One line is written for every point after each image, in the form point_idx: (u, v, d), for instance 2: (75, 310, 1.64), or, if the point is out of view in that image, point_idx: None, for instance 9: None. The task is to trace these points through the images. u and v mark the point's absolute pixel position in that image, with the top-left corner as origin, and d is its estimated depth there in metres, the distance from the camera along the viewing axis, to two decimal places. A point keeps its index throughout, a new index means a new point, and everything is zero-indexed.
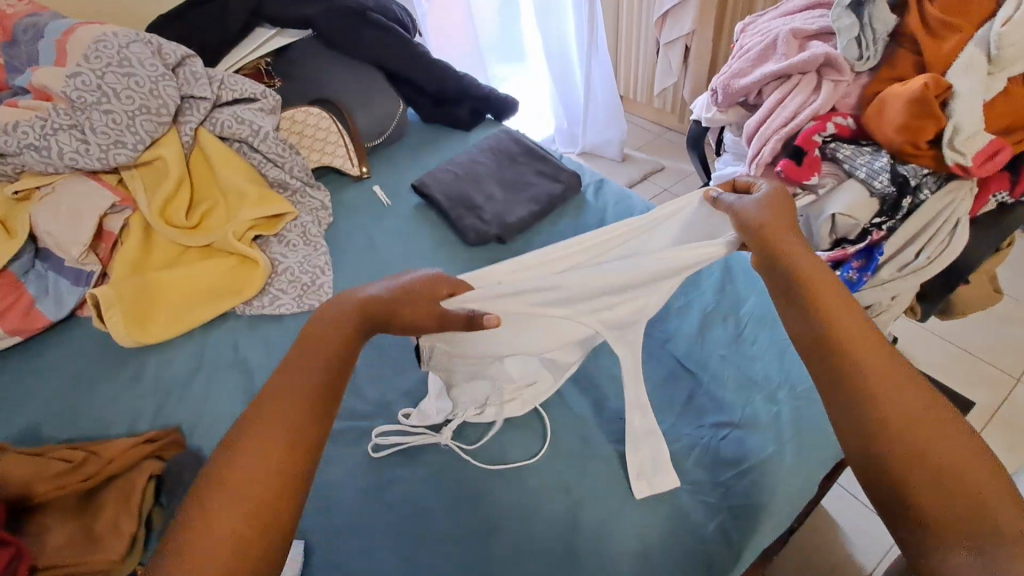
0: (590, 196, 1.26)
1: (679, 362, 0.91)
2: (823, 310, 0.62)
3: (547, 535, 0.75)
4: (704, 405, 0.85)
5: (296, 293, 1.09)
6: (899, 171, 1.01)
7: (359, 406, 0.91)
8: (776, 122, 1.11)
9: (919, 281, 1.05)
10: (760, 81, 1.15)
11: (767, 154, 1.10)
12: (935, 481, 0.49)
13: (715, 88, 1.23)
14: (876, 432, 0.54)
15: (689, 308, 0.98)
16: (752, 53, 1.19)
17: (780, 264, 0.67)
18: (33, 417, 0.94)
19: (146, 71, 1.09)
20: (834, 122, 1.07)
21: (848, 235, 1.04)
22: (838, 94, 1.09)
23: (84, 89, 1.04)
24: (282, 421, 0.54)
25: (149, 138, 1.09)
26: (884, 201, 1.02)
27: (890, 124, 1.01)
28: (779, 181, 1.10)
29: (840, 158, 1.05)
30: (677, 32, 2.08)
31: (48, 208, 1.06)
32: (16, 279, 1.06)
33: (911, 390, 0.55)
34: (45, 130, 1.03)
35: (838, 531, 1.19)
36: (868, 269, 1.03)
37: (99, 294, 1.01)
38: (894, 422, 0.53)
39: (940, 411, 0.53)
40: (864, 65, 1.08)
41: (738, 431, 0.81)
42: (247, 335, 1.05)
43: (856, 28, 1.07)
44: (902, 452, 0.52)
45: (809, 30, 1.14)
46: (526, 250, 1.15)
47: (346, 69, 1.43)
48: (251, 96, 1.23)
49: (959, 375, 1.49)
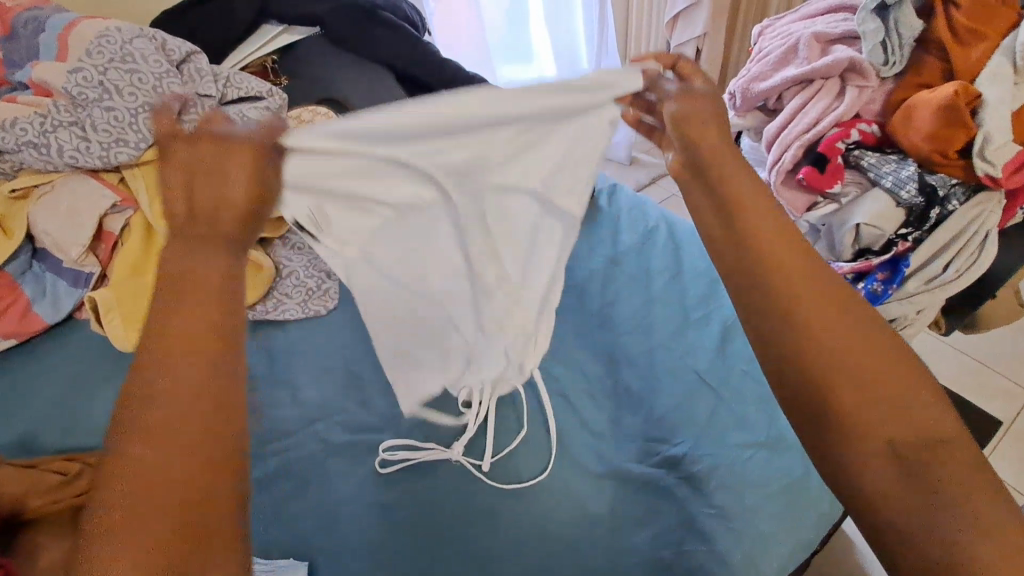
0: (604, 201, 1.22)
1: (700, 377, 0.87)
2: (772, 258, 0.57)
3: (563, 559, 0.72)
4: (726, 422, 0.81)
5: (301, 298, 1.05)
6: (927, 181, 0.98)
7: (366, 418, 0.88)
8: (797, 128, 1.07)
9: (944, 296, 1.03)
10: (780, 85, 1.11)
11: (788, 160, 1.07)
12: (884, 424, 0.48)
13: (732, 92, 1.20)
14: (826, 401, 0.50)
15: (708, 320, 0.95)
16: (772, 56, 1.15)
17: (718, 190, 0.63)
18: (27, 424, 0.90)
19: (149, 67, 1.06)
20: (858, 128, 1.04)
21: (873, 246, 1.01)
22: (862, 100, 1.06)
23: (85, 85, 1.01)
24: (172, 391, 0.46)
25: (151, 136, 1.05)
26: (911, 211, 0.99)
27: (918, 132, 0.97)
28: (801, 189, 1.07)
29: (865, 166, 1.01)
30: (688, 35, 2.05)
31: (47, 207, 1.03)
32: (12, 281, 1.03)
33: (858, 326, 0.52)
34: (44, 126, 1.00)
35: (854, 548, 1.16)
36: (893, 282, 1.00)
37: (97, 296, 0.98)
38: (841, 359, 0.51)
39: (885, 346, 0.51)
40: (889, 70, 1.05)
41: (761, 452, 0.77)
42: (250, 340, 1.02)
43: (881, 33, 1.04)
44: (851, 401, 0.49)
45: (832, 34, 1.11)
46: None
47: (353, 67, 1.39)
48: (257, 95, 1.20)
49: (977, 388, 1.46)
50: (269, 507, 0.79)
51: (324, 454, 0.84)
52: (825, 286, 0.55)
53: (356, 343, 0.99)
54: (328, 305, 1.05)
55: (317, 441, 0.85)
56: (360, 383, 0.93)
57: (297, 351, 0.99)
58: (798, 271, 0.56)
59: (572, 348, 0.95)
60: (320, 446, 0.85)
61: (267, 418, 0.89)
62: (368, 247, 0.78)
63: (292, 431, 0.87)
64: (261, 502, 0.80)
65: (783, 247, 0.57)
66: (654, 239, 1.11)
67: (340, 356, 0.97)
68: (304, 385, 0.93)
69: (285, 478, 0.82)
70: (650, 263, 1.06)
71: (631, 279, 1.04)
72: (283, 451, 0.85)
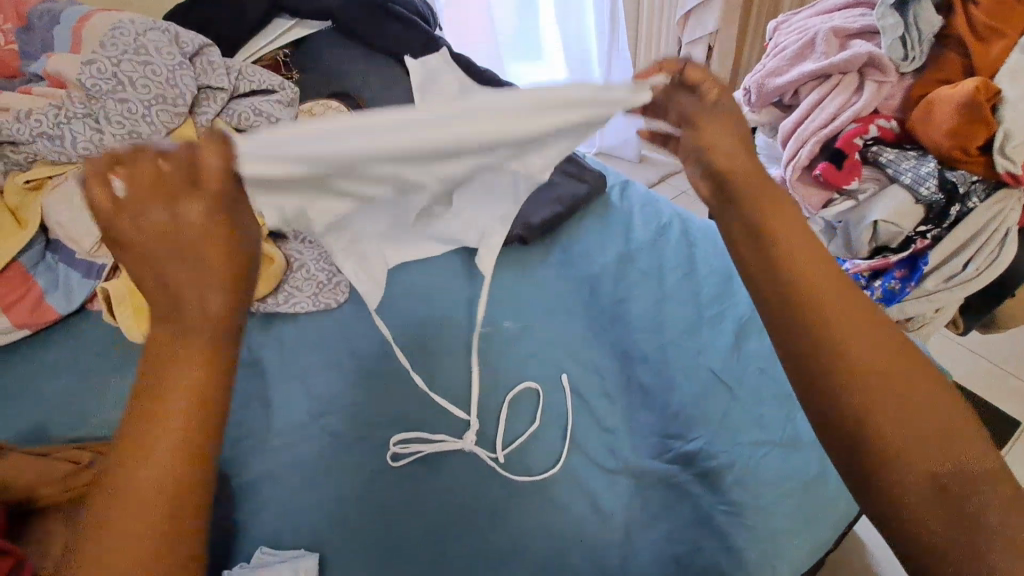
0: (616, 197, 1.21)
1: (715, 374, 0.85)
2: (811, 292, 0.55)
3: (576, 556, 0.71)
4: (741, 420, 0.80)
5: (311, 291, 1.05)
6: (947, 176, 0.96)
7: (377, 411, 0.88)
8: (814, 123, 1.06)
9: (963, 294, 1.02)
10: (797, 81, 1.10)
11: (804, 156, 1.05)
12: (930, 470, 0.47)
13: (748, 87, 1.19)
14: (867, 439, 0.49)
15: (722, 318, 0.93)
16: (788, 51, 1.14)
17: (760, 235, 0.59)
18: (40, 414, 0.91)
19: (163, 59, 1.06)
20: (876, 124, 1.02)
21: (891, 243, 1.00)
22: (880, 95, 1.04)
23: (99, 76, 1.01)
24: (157, 447, 0.48)
25: (164, 128, 1.05)
26: (930, 208, 0.98)
27: (937, 129, 0.95)
28: (817, 185, 1.06)
29: (883, 163, 1.00)
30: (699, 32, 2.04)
31: (61, 198, 1.03)
32: (25, 272, 1.03)
33: (900, 363, 0.51)
34: (59, 118, 1.00)
35: (865, 547, 1.14)
36: (911, 280, 1.01)
37: (110, 287, 0.97)
38: (885, 398, 0.49)
39: (928, 381, 0.50)
40: (909, 65, 1.03)
41: (777, 450, 0.76)
42: (260, 333, 1.02)
43: (900, 28, 1.02)
44: (899, 444, 0.48)
45: (850, 29, 1.09)
46: (550, 251, 1.11)
47: (365, 62, 1.39)
48: (269, 88, 1.20)
49: (993, 391, 1.43)
50: (281, 499, 0.79)
51: (335, 448, 0.83)
52: (866, 315, 0.54)
53: (367, 337, 0.99)
54: (339, 298, 1.05)
55: (329, 435, 0.85)
56: (371, 377, 0.92)
57: (308, 345, 0.99)
58: (824, 279, 0.55)
59: (585, 344, 0.94)
60: (331, 439, 0.85)
61: (279, 410, 0.89)
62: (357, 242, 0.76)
63: (303, 424, 0.87)
64: (272, 495, 0.79)
65: (809, 254, 0.57)
66: (667, 236, 1.10)
67: (352, 350, 0.97)
68: (316, 378, 0.93)
69: (296, 471, 0.81)
70: (663, 259, 1.05)
71: (644, 275, 1.03)
72: (294, 444, 0.84)
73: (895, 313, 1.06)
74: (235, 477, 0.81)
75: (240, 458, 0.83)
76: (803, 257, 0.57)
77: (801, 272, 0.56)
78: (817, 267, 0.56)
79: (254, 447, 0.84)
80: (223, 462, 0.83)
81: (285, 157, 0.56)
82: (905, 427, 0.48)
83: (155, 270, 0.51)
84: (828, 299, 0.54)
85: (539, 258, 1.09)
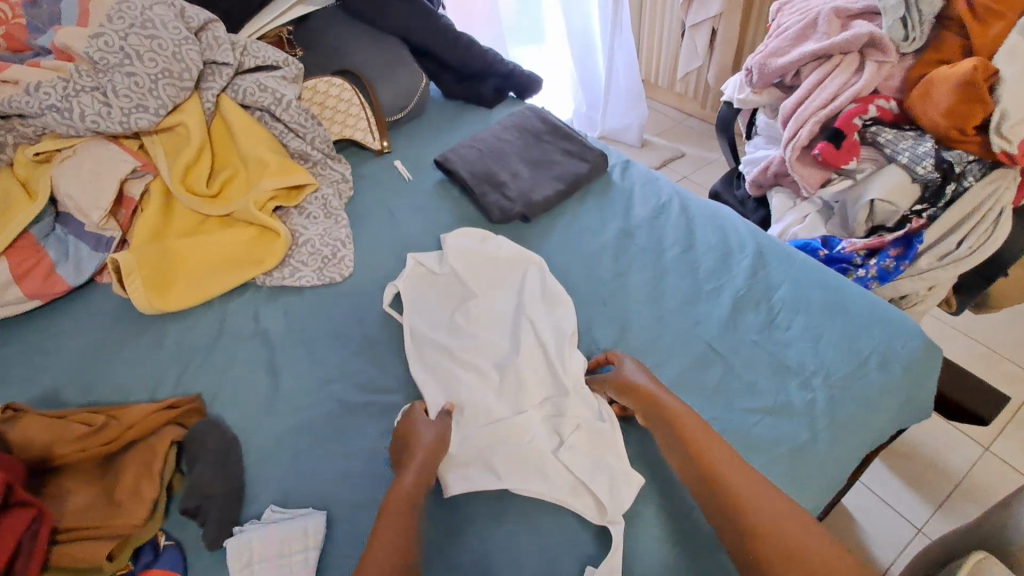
0: (616, 176, 1.22)
1: (710, 346, 0.88)
2: (680, 423, 0.73)
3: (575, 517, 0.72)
4: (736, 389, 0.82)
5: (316, 266, 1.07)
6: (944, 156, 0.97)
7: (382, 379, 0.90)
8: (815, 103, 1.07)
9: (958, 274, 1.01)
10: (798, 61, 1.11)
11: (803, 136, 1.07)
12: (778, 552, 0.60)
13: (749, 68, 1.19)
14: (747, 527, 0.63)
15: (719, 293, 0.95)
16: (791, 32, 1.15)
17: (659, 412, 0.75)
18: (55, 380, 0.93)
19: (169, 33, 1.07)
20: (876, 104, 1.03)
21: (886, 223, 1.02)
22: (880, 76, 1.05)
23: (107, 50, 1.03)
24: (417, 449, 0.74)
25: (170, 103, 1.07)
26: (926, 187, 0.99)
27: (936, 109, 0.97)
28: (815, 165, 1.08)
29: (881, 143, 1.01)
30: (703, 15, 2.04)
31: (70, 171, 1.05)
32: (36, 243, 1.05)
33: (747, 482, 0.67)
34: (67, 91, 1.01)
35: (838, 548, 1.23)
36: (906, 258, 1.01)
37: (120, 259, 1.00)
38: (742, 507, 0.64)
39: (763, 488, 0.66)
40: (909, 46, 1.04)
41: (771, 417, 0.79)
42: (267, 305, 1.04)
43: (901, 8, 1.03)
44: (767, 538, 0.61)
45: (852, 9, 1.09)
46: (551, 229, 1.12)
47: (370, 40, 1.40)
48: (274, 64, 1.22)
49: (987, 373, 1.47)
50: (289, 461, 0.81)
51: (341, 414, 0.86)
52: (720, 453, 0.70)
53: (370, 309, 1.01)
54: (343, 272, 1.06)
55: (335, 402, 0.87)
56: (374, 348, 0.94)
57: (314, 316, 1.01)
58: (731, 469, 0.68)
59: (587, 314, 0.95)
60: (337, 406, 0.87)
61: (286, 378, 0.91)
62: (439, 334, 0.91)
63: (310, 390, 0.89)
64: (279, 456, 0.81)
65: (699, 426, 0.72)
66: (666, 215, 1.11)
67: (358, 322, 0.99)
68: (323, 348, 0.95)
69: (304, 436, 0.84)
70: (663, 236, 1.07)
71: (643, 252, 1.04)
72: (303, 408, 0.87)
73: (888, 292, 1.06)
74: (244, 441, 0.83)
75: (249, 423, 0.85)
76: (708, 449, 0.70)
77: (685, 427, 0.72)
78: (702, 431, 0.72)
79: (261, 413, 0.87)
80: (233, 426, 0.85)
81: (468, 465, 0.75)
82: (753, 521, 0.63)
83: (383, 372, 0.91)
84: (737, 488, 0.66)
85: (540, 236, 1.11)
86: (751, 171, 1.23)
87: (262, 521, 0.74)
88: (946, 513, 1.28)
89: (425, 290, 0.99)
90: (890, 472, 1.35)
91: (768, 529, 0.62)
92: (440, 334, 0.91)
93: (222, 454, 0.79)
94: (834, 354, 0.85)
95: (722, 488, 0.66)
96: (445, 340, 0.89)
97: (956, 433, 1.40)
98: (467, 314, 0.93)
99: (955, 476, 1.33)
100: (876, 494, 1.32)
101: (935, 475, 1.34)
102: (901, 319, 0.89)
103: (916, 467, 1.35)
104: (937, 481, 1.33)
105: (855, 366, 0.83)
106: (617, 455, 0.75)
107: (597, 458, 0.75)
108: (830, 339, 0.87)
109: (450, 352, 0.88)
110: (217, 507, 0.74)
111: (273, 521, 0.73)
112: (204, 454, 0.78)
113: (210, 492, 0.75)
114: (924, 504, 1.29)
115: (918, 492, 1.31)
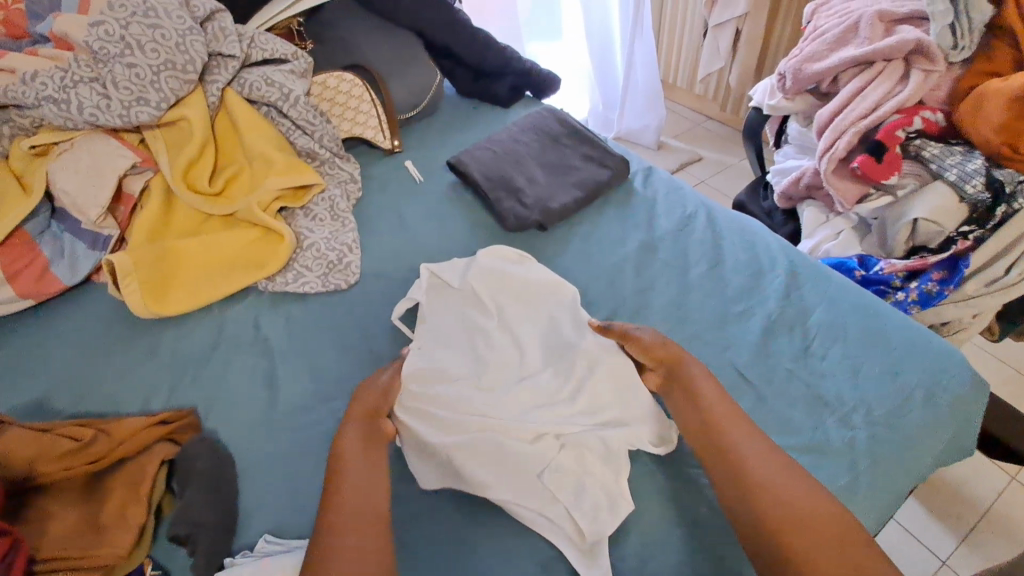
0: (638, 183, 1.16)
1: (739, 373, 0.82)
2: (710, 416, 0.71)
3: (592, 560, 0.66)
4: (766, 424, 0.77)
5: (321, 270, 1.02)
6: (995, 175, 0.91)
7: None
8: (855, 112, 1.00)
9: (1003, 301, 0.96)
10: (836, 67, 1.04)
11: (841, 147, 1.00)
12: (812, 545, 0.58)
13: (783, 73, 1.13)
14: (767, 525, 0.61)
15: (749, 316, 0.89)
16: (829, 35, 1.08)
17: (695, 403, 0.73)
18: (43, 387, 0.89)
19: (173, 23, 1.02)
20: (922, 116, 0.97)
21: (930, 243, 0.95)
22: (927, 86, 0.98)
23: (107, 39, 0.97)
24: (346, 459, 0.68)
25: (173, 96, 1.02)
26: (975, 207, 0.92)
27: (987, 124, 0.91)
28: (852, 179, 1.01)
29: (926, 157, 0.95)
30: (728, 14, 1.95)
31: (67, 165, 1.00)
32: (30, 240, 1.00)
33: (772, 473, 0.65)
34: (65, 81, 0.96)
35: None
36: (950, 282, 0.94)
37: (116, 261, 0.95)
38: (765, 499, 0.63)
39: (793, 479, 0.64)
40: (958, 55, 0.97)
41: (805, 456, 0.73)
42: (268, 313, 0.99)
43: (950, 15, 0.95)
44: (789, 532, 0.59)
45: (898, 13, 1.02)
46: (567, 239, 1.06)
47: (383, 34, 1.33)
48: (281, 57, 1.16)
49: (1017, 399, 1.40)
50: (286, 485, 0.76)
51: None
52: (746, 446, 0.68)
53: (377, 320, 0.96)
54: (349, 279, 1.01)
55: (337, 420, 0.82)
56: (379, 364, 0.89)
57: (317, 326, 0.96)
58: (756, 460, 0.66)
59: None
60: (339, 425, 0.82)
61: (286, 392, 0.86)
62: (449, 353, 0.84)
63: (311, 407, 0.84)
64: (277, 479, 0.77)
65: (726, 414, 0.71)
66: (691, 228, 1.05)
67: (363, 334, 0.94)
68: (325, 361, 0.90)
69: (302, 457, 0.79)
70: (688, 251, 1.00)
71: (667, 266, 0.99)
72: (303, 426, 0.82)
73: (929, 317, 1.01)
74: (240, 461, 0.79)
75: (245, 442, 0.81)
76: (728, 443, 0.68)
77: (716, 424, 0.70)
78: (729, 422, 0.70)
79: (259, 430, 0.82)
80: (228, 444, 0.80)
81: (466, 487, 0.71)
82: (780, 515, 0.61)
83: None
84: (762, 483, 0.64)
85: (558, 246, 1.05)
86: (781, 182, 1.17)
87: (255, 553, 0.69)
88: (974, 547, 1.21)
89: (439, 304, 0.92)
90: (914, 500, 1.28)
91: (792, 524, 0.60)
92: (450, 354, 0.84)
93: (215, 476, 0.74)
94: (875, 387, 0.79)
95: (746, 483, 0.64)
96: (456, 362, 0.82)
97: (985, 462, 1.33)
98: (480, 329, 0.86)
99: (983, 508, 1.26)
100: (898, 523, 1.25)
101: (962, 505, 1.27)
102: (946, 351, 0.82)
103: (941, 496, 1.29)
104: (964, 513, 1.26)
105: (897, 403, 0.77)
106: (621, 481, 0.71)
107: (584, 477, 0.70)
108: (872, 371, 0.80)
109: (460, 374, 0.81)
110: (208, 535, 0.69)
111: (266, 555, 0.68)
112: (195, 476, 0.73)
113: (201, 518, 0.70)
114: (949, 536, 1.23)
115: (944, 524, 1.25)
